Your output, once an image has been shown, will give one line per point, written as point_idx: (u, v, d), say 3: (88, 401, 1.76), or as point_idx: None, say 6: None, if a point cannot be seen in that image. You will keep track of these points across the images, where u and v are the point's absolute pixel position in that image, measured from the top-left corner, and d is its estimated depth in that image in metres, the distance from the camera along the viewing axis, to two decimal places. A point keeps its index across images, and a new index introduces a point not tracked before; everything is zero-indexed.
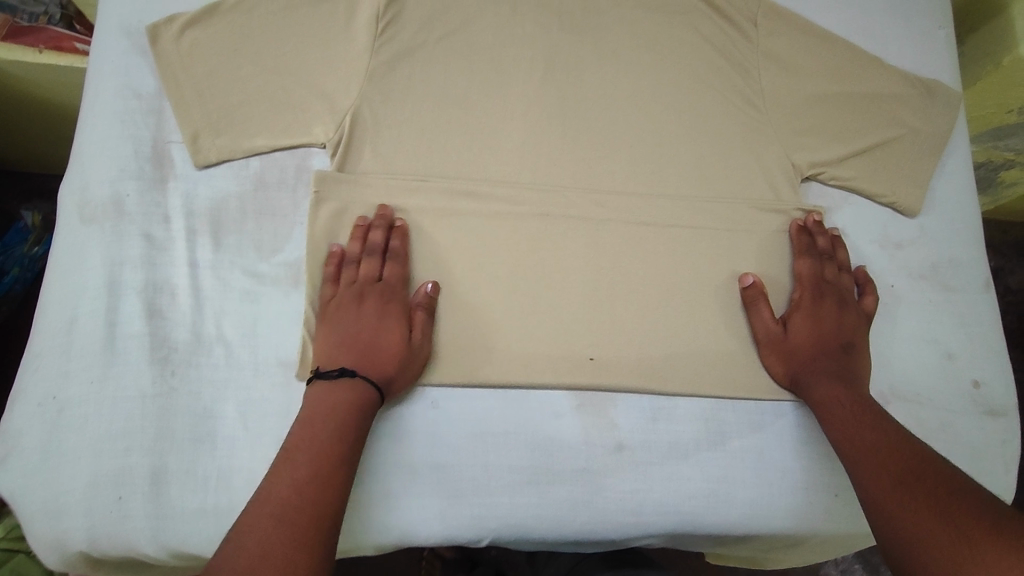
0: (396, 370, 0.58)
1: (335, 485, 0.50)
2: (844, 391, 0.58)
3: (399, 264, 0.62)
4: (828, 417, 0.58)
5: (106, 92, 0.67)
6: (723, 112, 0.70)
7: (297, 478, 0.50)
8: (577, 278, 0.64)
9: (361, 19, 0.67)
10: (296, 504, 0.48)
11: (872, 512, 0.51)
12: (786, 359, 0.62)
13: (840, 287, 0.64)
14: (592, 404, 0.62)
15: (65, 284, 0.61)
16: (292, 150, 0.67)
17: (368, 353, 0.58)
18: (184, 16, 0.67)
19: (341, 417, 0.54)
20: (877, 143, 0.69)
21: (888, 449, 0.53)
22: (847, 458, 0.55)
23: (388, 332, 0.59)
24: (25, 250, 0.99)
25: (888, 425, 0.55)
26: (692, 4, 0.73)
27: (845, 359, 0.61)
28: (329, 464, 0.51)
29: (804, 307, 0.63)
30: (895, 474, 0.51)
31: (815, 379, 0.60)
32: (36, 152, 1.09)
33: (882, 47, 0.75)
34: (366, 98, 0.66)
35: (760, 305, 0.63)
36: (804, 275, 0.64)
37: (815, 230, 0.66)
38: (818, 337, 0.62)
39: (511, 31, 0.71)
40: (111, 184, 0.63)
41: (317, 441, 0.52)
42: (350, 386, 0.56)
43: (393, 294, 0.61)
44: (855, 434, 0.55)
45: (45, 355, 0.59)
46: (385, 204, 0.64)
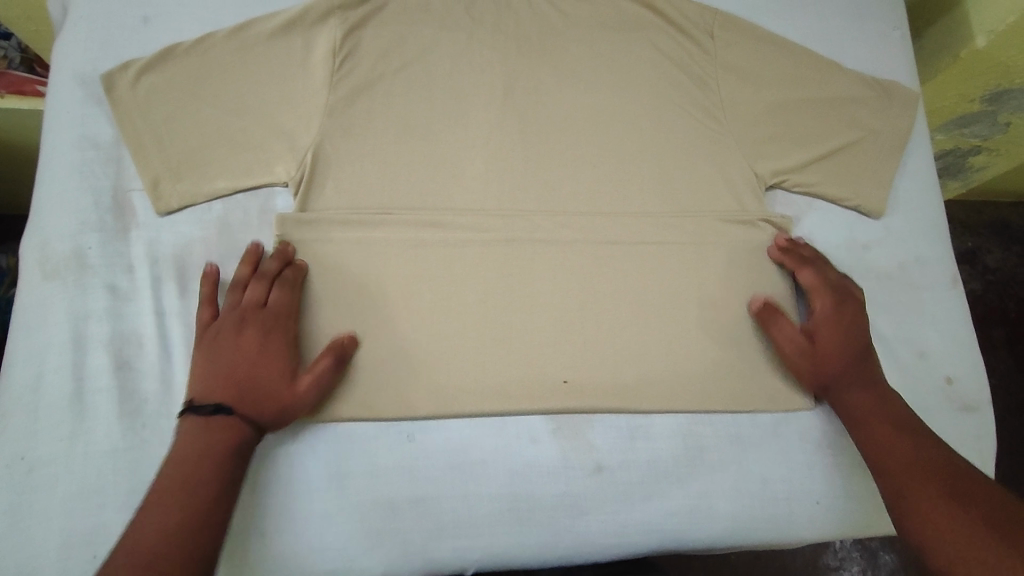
0: (272, 413, 0.56)
1: (207, 528, 0.51)
2: (875, 401, 0.59)
3: (286, 292, 0.60)
4: (863, 433, 0.58)
5: (63, 144, 0.66)
6: (683, 125, 0.70)
7: (166, 525, 0.50)
8: (547, 301, 0.64)
9: (317, 56, 0.68)
10: (159, 551, 0.48)
11: (914, 525, 0.52)
12: (820, 370, 0.61)
13: (851, 290, 0.65)
14: (569, 428, 0.62)
15: (29, 343, 0.60)
16: (255, 192, 0.66)
17: (245, 391, 0.56)
18: (139, 62, 0.66)
19: (215, 461, 0.53)
20: (837, 147, 0.70)
21: (934, 463, 0.53)
22: (885, 471, 0.55)
23: (267, 368, 0.57)
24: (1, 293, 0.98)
25: (929, 444, 0.55)
26: (648, 21, 0.73)
27: (867, 362, 0.61)
28: (204, 508, 0.51)
29: (826, 311, 0.63)
30: (949, 490, 0.51)
31: (851, 391, 0.60)
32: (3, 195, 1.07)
33: (839, 50, 0.76)
34: (326, 134, 0.66)
35: (779, 319, 0.63)
36: (815, 282, 0.64)
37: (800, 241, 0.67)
38: (844, 342, 0.62)
39: (468, 56, 0.71)
40: (72, 237, 0.63)
41: (190, 486, 0.52)
42: (223, 425, 0.54)
43: (276, 326, 0.59)
44: (893, 450, 0.56)
45: (10, 417, 0.58)
46: (286, 240, 0.63)
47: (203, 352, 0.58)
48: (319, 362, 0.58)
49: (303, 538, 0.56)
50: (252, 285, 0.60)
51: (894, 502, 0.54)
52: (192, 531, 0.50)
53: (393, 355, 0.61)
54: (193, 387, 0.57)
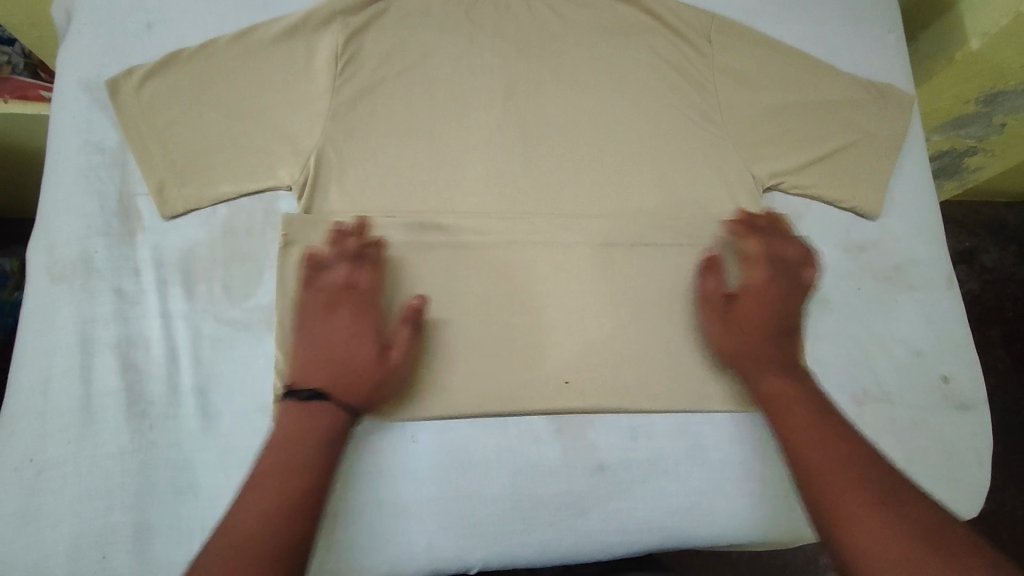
0: (368, 392, 0.58)
1: (301, 512, 0.52)
2: (799, 391, 0.59)
3: (370, 272, 0.62)
4: (783, 422, 0.58)
5: (69, 149, 0.67)
6: (681, 128, 0.71)
7: (265, 506, 0.52)
8: (548, 302, 0.65)
9: (320, 60, 0.68)
10: (259, 534, 0.50)
11: (838, 524, 0.51)
12: (729, 338, 0.62)
13: (793, 267, 0.65)
14: (571, 428, 0.62)
15: (37, 346, 0.61)
16: (259, 196, 0.67)
17: (340, 372, 0.58)
18: (143, 68, 0.67)
19: (314, 442, 0.55)
20: (834, 149, 0.71)
21: (860, 463, 0.53)
22: (807, 465, 0.54)
23: (360, 347, 0.59)
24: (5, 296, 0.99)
25: (849, 438, 0.55)
26: (646, 25, 0.74)
27: (778, 341, 0.62)
28: (302, 492, 0.53)
29: (754, 282, 0.64)
30: (878, 493, 0.51)
31: (757, 371, 0.61)
32: (7, 200, 1.08)
33: (835, 53, 0.76)
34: (330, 138, 0.67)
35: (707, 276, 0.65)
36: (756, 254, 0.65)
37: (756, 216, 0.67)
38: (755, 318, 0.62)
39: (469, 61, 0.72)
40: (79, 241, 0.63)
41: (289, 469, 0.54)
42: (325, 410, 0.57)
43: (366, 305, 0.61)
44: (815, 443, 0.55)
45: (18, 420, 0.58)
46: (363, 217, 0.64)
47: (299, 338, 0.60)
48: (404, 335, 0.60)
49: None
50: (339, 265, 0.61)
51: (814, 497, 0.53)
52: (288, 516, 0.52)
53: None
54: (293, 370, 0.59)
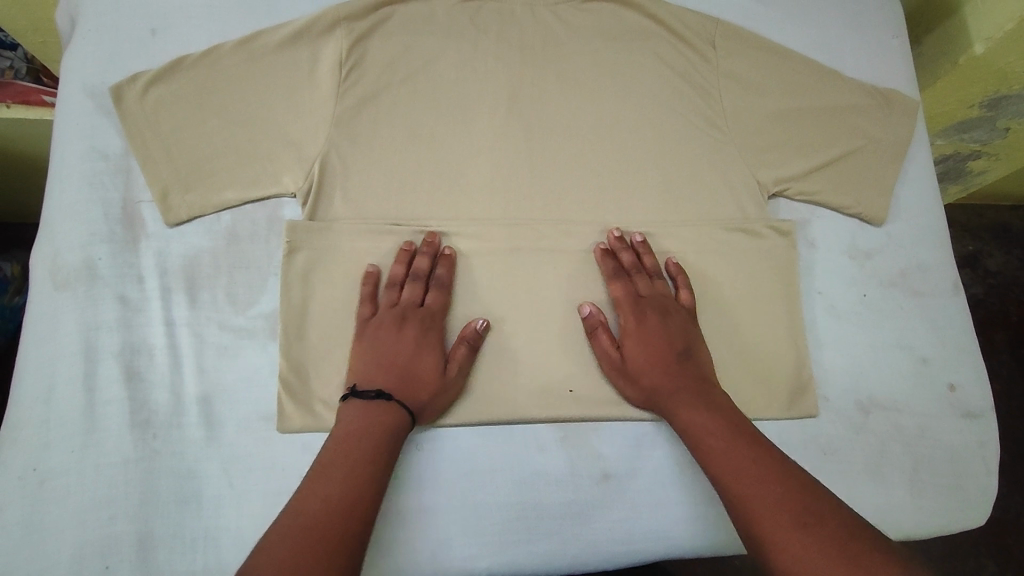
0: (427, 399, 0.59)
1: (365, 501, 0.52)
2: (708, 416, 0.56)
3: (443, 292, 0.64)
4: (703, 448, 0.55)
5: (72, 156, 0.67)
6: (686, 134, 0.70)
7: (331, 492, 0.51)
8: (553, 309, 0.65)
9: (324, 67, 0.68)
10: (329, 519, 0.49)
11: (769, 552, 0.48)
12: (634, 385, 0.61)
13: (665, 298, 0.64)
14: (576, 436, 0.62)
15: (40, 354, 0.61)
16: (263, 203, 0.67)
17: (405, 379, 0.59)
18: (147, 74, 0.67)
19: (379, 437, 0.55)
20: (839, 155, 0.70)
21: (778, 482, 0.51)
22: (730, 493, 0.52)
23: (426, 359, 0.60)
24: (7, 301, 0.99)
25: (763, 455, 0.53)
26: (651, 30, 0.74)
27: (686, 370, 0.60)
28: (370, 484, 0.53)
29: (631, 328, 0.63)
30: (793, 514, 0.49)
31: (670, 406, 0.59)
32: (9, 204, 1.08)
33: (840, 59, 0.76)
34: (334, 144, 0.66)
35: (600, 334, 0.63)
36: (620, 297, 0.64)
37: (617, 248, 0.66)
38: (658, 352, 0.61)
39: (473, 67, 0.72)
40: (82, 249, 0.63)
41: (354, 458, 0.53)
42: (390, 408, 0.57)
43: (433, 322, 0.62)
44: (732, 467, 0.53)
45: (22, 428, 0.59)
46: (433, 231, 0.66)
47: (365, 344, 0.61)
48: (466, 352, 0.61)
49: None
50: (410, 283, 0.63)
51: (744, 526, 0.50)
52: (358, 505, 0.51)
53: None
54: (355, 374, 0.59)
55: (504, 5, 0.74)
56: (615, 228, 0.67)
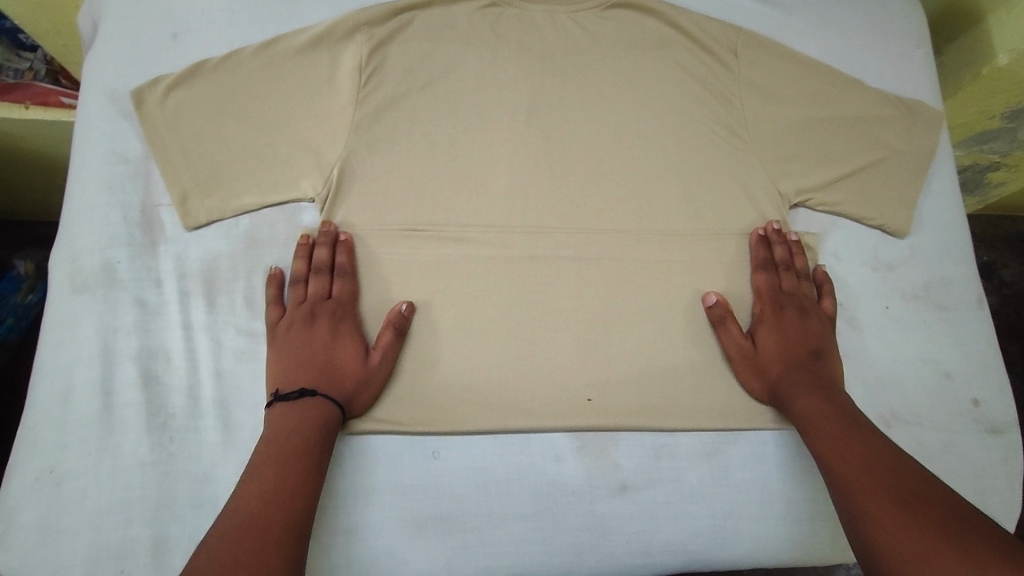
0: (354, 388, 0.59)
1: (302, 494, 0.52)
2: (826, 403, 0.58)
3: (348, 281, 0.63)
4: (812, 429, 0.57)
5: (92, 159, 0.67)
6: (704, 143, 0.70)
7: (263, 489, 0.51)
8: (569, 317, 0.65)
9: (343, 73, 0.68)
10: (266, 513, 0.50)
11: (863, 525, 0.50)
12: (761, 375, 0.62)
13: (805, 299, 0.65)
14: (593, 446, 0.62)
15: (58, 357, 0.61)
16: (282, 208, 0.67)
17: (325, 373, 0.59)
18: (168, 77, 0.67)
19: (306, 432, 0.55)
20: (861, 166, 0.70)
21: (885, 467, 0.52)
22: (834, 474, 0.54)
23: (343, 351, 0.61)
24: (19, 299, 0.99)
25: (879, 443, 0.54)
26: (671, 39, 0.74)
27: (815, 369, 0.61)
28: (308, 474, 0.53)
29: (767, 320, 0.64)
30: (893, 493, 0.50)
31: (792, 392, 0.60)
32: (27, 202, 1.10)
33: (863, 68, 0.75)
34: (352, 150, 0.66)
35: (730, 324, 0.63)
36: (763, 289, 0.65)
37: (774, 239, 0.67)
38: (791, 350, 0.63)
39: (492, 74, 0.71)
40: (102, 252, 0.63)
41: (283, 455, 0.53)
42: (319, 402, 0.57)
43: (345, 313, 0.63)
44: (843, 448, 0.54)
45: (41, 429, 0.59)
46: (328, 220, 0.65)
47: (279, 347, 0.61)
48: (390, 338, 0.61)
49: (327, 555, 0.56)
50: (319, 276, 0.63)
51: (844, 504, 0.52)
52: (296, 496, 0.52)
53: (414, 371, 0.62)
54: (277, 380, 0.60)
55: (523, 12, 0.73)
56: (775, 220, 0.68)
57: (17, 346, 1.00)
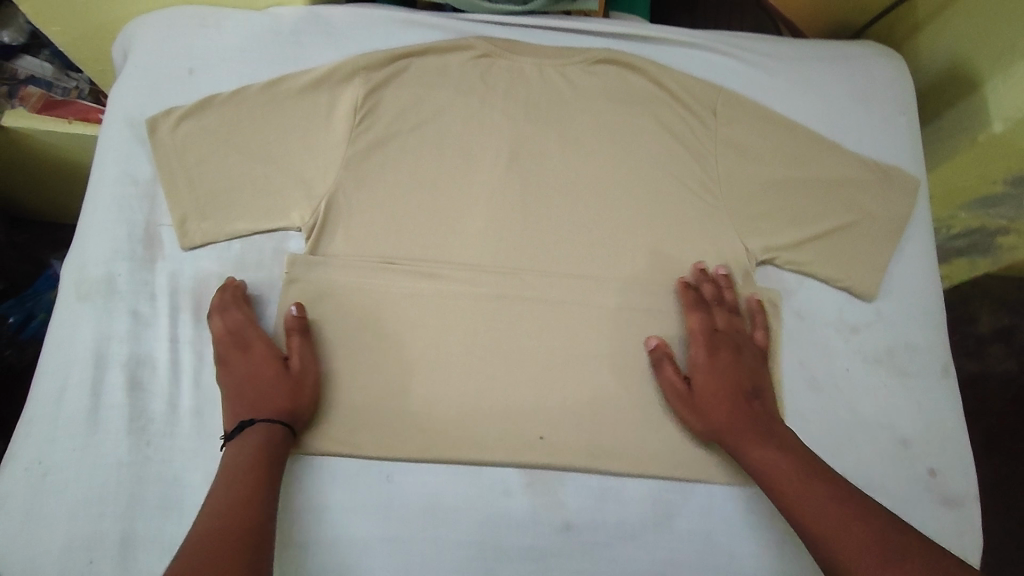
0: (289, 402, 0.62)
1: (255, 504, 0.55)
2: (782, 456, 0.58)
3: (235, 312, 0.66)
4: (773, 485, 0.57)
5: (108, 178, 0.73)
6: (678, 196, 0.72)
7: (215, 507, 0.54)
8: (531, 356, 0.67)
9: (340, 113, 0.74)
10: (221, 526, 0.52)
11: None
12: (701, 418, 0.63)
13: (738, 334, 0.66)
14: (543, 483, 0.64)
15: (58, 358, 0.66)
16: (271, 234, 0.72)
17: (258, 399, 0.62)
18: (180, 109, 0.74)
19: (253, 451, 0.58)
20: (832, 228, 0.71)
21: (858, 521, 0.53)
22: (805, 527, 0.54)
23: (263, 370, 0.63)
24: (53, 296, 1.11)
25: (846, 495, 0.55)
26: (656, 96, 0.77)
27: (756, 408, 0.62)
28: (258, 483, 0.56)
29: (701, 362, 0.65)
30: (873, 551, 0.50)
31: (740, 441, 0.60)
32: (58, 198, 1.22)
33: (846, 132, 0.77)
34: (341, 185, 0.71)
35: (666, 365, 0.65)
36: (695, 331, 0.66)
37: (698, 282, 0.68)
38: (728, 390, 0.63)
39: (480, 120, 0.75)
40: (106, 264, 0.69)
41: (233, 474, 0.56)
42: (266, 426, 0.60)
43: (246, 339, 0.65)
44: (809, 506, 0.55)
45: (34, 423, 0.64)
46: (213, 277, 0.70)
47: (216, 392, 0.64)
48: (297, 340, 0.64)
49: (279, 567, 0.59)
50: (215, 318, 0.66)
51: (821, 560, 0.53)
52: (248, 504, 0.54)
53: (377, 398, 0.65)
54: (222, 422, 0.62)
55: (514, 63, 0.77)
56: (698, 262, 0.70)
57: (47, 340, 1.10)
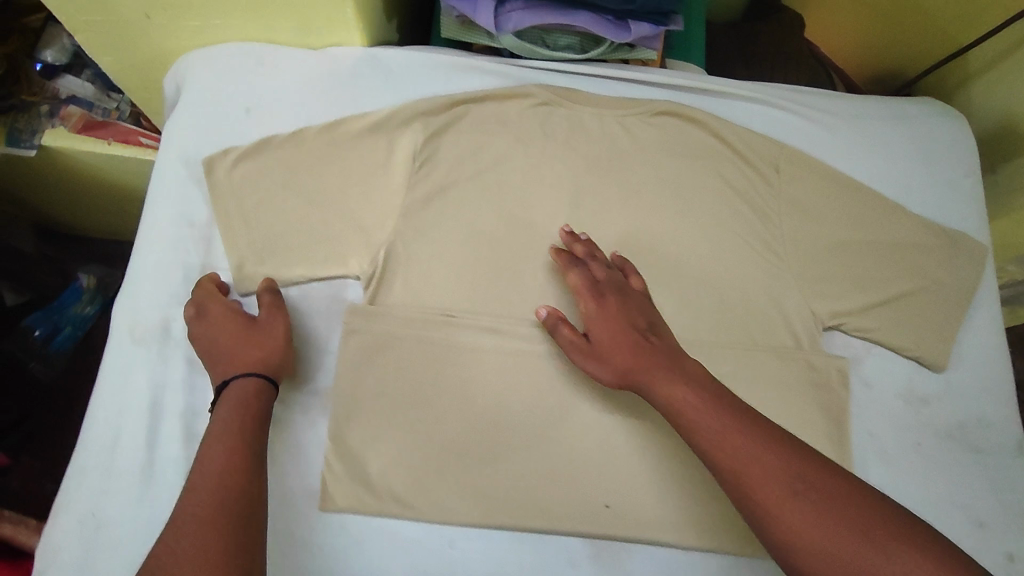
0: (264, 352, 0.63)
1: (235, 476, 0.54)
2: (688, 391, 0.57)
3: (201, 295, 0.67)
4: (685, 424, 0.56)
5: (162, 218, 0.72)
6: (738, 254, 0.71)
7: (194, 483, 0.53)
8: (594, 419, 0.66)
9: (398, 159, 0.73)
10: (201, 502, 0.52)
11: (764, 516, 0.51)
12: (605, 366, 0.62)
13: (619, 280, 0.66)
14: (608, 554, 0.62)
15: (108, 406, 0.65)
16: (329, 281, 0.70)
17: (232, 354, 0.62)
18: (237, 150, 0.72)
19: (230, 419, 0.57)
20: (898, 293, 0.70)
21: (765, 449, 0.53)
22: (719, 464, 0.54)
23: (233, 328, 0.64)
24: (77, 310, 1.10)
25: (750, 424, 0.55)
26: (718, 150, 0.76)
27: (654, 343, 0.61)
28: (235, 454, 0.55)
29: (591, 313, 0.64)
30: (786, 482, 0.51)
31: (644, 380, 0.59)
32: (94, 216, 1.21)
33: (913, 194, 0.75)
34: (400, 234, 0.70)
35: (562, 328, 0.64)
36: (579, 286, 0.66)
37: (570, 242, 0.69)
38: (621, 332, 0.62)
39: (540, 170, 0.74)
40: (161, 309, 0.68)
41: (209, 446, 0.56)
42: (241, 384, 0.60)
43: (213, 312, 0.65)
44: (720, 442, 0.54)
45: (87, 472, 0.63)
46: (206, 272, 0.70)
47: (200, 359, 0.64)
48: (267, 301, 0.66)
49: None
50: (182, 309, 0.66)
51: (738, 495, 0.53)
52: (224, 477, 0.53)
53: (436, 458, 0.64)
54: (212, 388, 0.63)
55: (574, 112, 0.76)
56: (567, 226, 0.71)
57: (73, 355, 1.11)
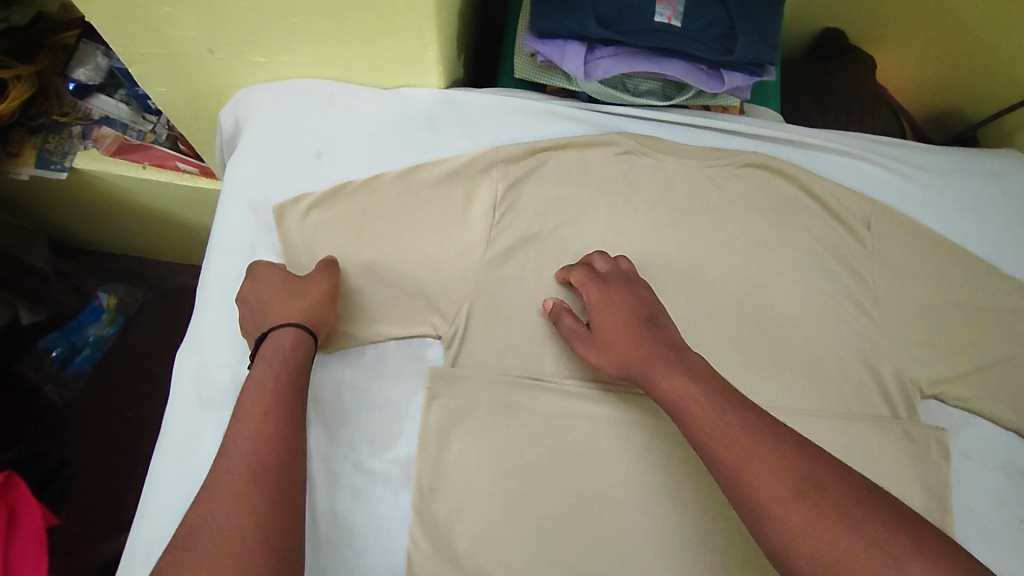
0: (305, 301, 0.61)
1: (271, 440, 0.52)
2: (692, 383, 0.53)
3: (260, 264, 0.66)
4: (688, 418, 0.51)
5: (229, 269, 0.69)
6: (830, 316, 0.69)
7: (229, 445, 0.52)
8: (691, 494, 0.63)
9: (478, 211, 0.70)
10: (235, 465, 0.50)
11: (762, 518, 0.45)
12: (607, 355, 0.60)
13: (624, 272, 0.65)
14: None
15: (177, 475, 0.61)
16: (407, 340, 0.67)
17: (274, 306, 0.61)
18: (309, 197, 0.68)
19: (265, 380, 0.55)
20: (997, 360, 0.68)
21: (770, 445, 0.47)
22: (717, 463, 0.49)
23: (277, 284, 0.62)
24: (96, 330, 1.10)
25: (758, 422, 0.49)
26: (805, 204, 0.73)
27: (656, 336, 0.58)
28: (270, 417, 0.53)
29: (594, 300, 0.62)
30: (790, 481, 0.45)
31: (644, 369, 0.56)
32: (119, 239, 1.16)
33: (1007, 254, 0.73)
34: (481, 289, 0.67)
35: (565, 317, 0.63)
36: (580, 279, 0.65)
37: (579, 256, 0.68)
38: (623, 320, 0.60)
39: (624, 223, 0.71)
40: (230, 368, 0.64)
41: (244, 407, 0.54)
42: (280, 335, 0.59)
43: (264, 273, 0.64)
44: (722, 435, 0.49)
45: (155, 545, 0.60)
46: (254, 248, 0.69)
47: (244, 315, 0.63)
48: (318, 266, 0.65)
49: None
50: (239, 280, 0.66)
51: (737, 497, 0.47)
52: (259, 439, 0.52)
53: (527, 532, 0.61)
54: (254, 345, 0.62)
55: (658, 162, 0.73)
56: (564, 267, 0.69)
57: (93, 374, 1.11)
